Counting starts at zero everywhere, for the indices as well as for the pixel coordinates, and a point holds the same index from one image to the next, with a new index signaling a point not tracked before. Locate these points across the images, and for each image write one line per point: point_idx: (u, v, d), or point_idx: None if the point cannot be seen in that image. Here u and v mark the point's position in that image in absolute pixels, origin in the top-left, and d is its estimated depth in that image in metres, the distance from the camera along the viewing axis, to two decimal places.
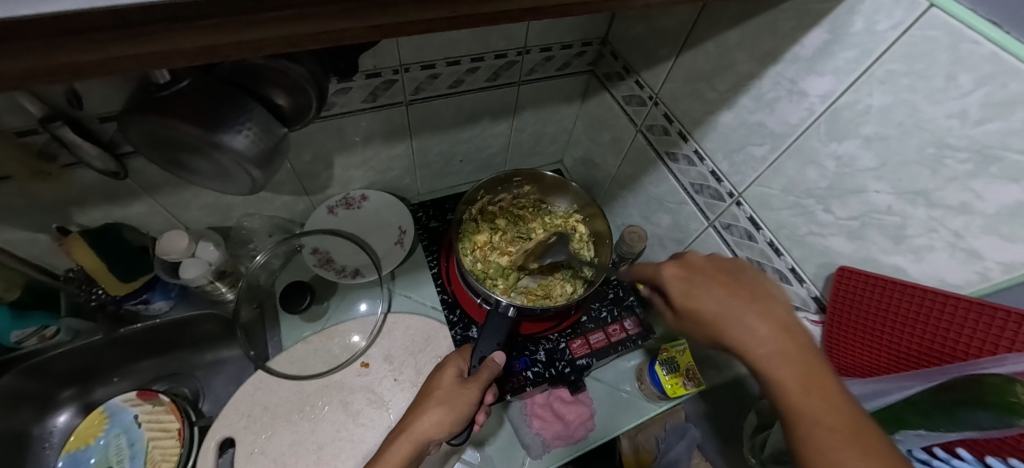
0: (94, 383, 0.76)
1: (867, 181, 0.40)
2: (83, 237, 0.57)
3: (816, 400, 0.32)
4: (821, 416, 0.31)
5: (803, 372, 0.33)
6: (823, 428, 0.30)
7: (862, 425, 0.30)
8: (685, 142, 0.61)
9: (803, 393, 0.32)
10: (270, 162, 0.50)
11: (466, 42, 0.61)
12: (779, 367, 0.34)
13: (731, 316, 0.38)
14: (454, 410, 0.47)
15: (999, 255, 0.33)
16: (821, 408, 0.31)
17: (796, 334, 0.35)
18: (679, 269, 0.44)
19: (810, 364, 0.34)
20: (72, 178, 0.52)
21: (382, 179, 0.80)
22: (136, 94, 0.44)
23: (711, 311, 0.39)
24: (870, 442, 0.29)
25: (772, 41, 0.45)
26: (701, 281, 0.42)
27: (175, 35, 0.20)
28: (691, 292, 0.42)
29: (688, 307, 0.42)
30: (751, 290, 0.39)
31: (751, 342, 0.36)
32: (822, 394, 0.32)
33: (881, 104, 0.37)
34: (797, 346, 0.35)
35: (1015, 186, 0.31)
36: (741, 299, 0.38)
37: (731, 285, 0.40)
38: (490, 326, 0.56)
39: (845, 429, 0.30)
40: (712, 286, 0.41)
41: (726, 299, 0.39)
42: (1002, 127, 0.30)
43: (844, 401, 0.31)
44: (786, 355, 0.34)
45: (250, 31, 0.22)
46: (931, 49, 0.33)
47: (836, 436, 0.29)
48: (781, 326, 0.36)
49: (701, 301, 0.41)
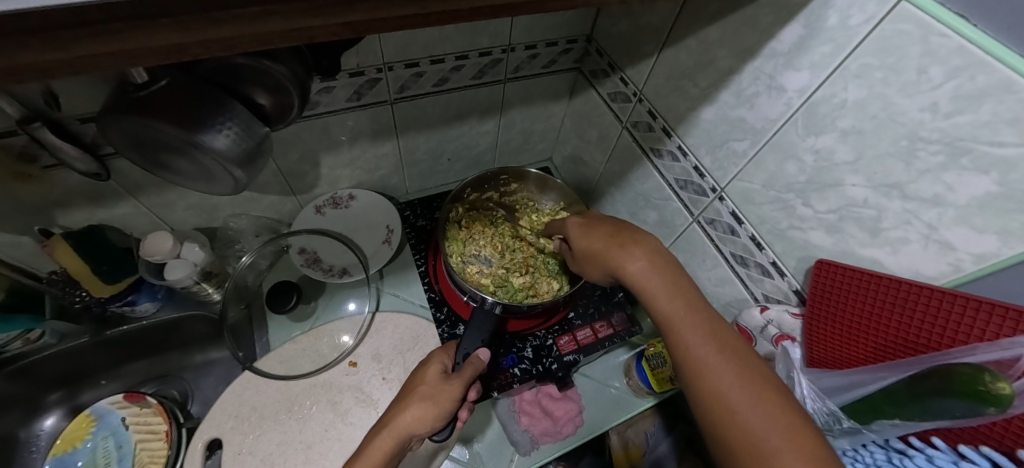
0: (82, 386, 0.75)
1: (844, 174, 0.41)
2: (66, 238, 0.57)
3: (682, 309, 0.40)
4: (686, 321, 0.39)
5: (673, 290, 0.41)
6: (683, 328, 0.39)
7: (711, 322, 0.39)
8: (669, 138, 0.62)
9: (670, 303, 0.40)
10: (251, 162, 0.49)
11: (450, 40, 0.60)
12: (653, 288, 0.42)
13: (620, 257, 0.46)
14: (436, 406, 0.47)
15: (971, 246, 0.33)
16: (687, 314, 0.39)
17: (658, 255, 0.44)
18: (579, 223, 0.53)
19: (678, 283, 0.42)
20: (54, 180, 0.52)
21: (369, 178, 0.80)
22: (114, 94, 0.44)
23: (603, 251, 0.48)
24: (714, 329, 0.38)
25: (751, 36, 0.45)
26: (596, 232, 0.50)
27: (138, 34, 0.20)
28: (589, 238, 0.50)
29: (587, 249, 0.50)
30: (627, 230, 0.47)
31: (624, 260, 0.45)
32: (683, 303, 0.40)
33: (855, 98, 0.37)
34: (668, 271, 0.42)
35: (985, 177, 0.31)
36: (619, 237, 0.47)
37: (616, 231, 0.48)
38: (475, 323, 0.56)
39: (700, 323, 0.39)
40: (603, 233, 0.49)
41: (616, 244, 0.47)
42: (972, 119, 0.30)
43: (701, 304, 0.40)
44: (658, 278, 0.42)
45: (214, 29, 0.22)
46: (902, 42, 0.33)
47: (695, 332, 0.38)
48: (654, 256, 0.44)
49: (597, 245, 0.49)
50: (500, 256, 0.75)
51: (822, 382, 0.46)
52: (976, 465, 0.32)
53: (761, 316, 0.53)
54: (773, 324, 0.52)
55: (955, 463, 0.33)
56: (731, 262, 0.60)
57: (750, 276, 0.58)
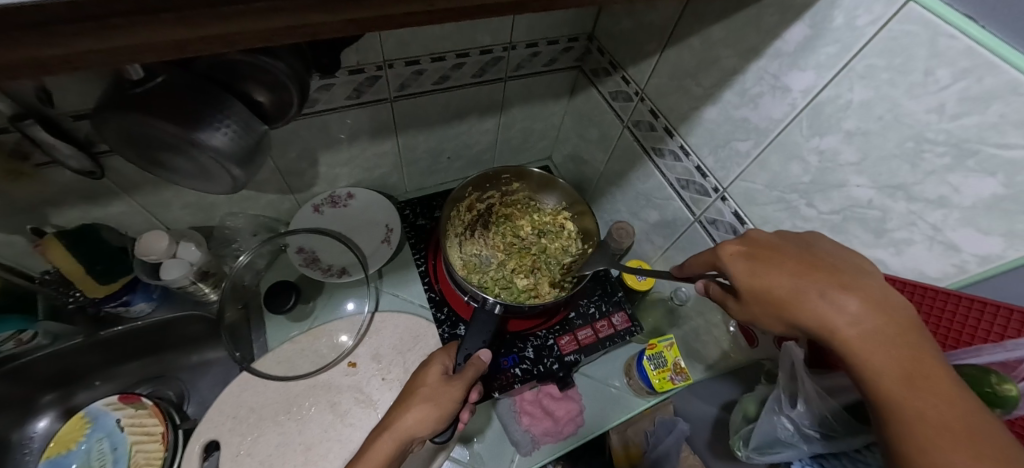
0: (75, 388, 0.74)
1: (848, 175, 0.41)
2: (60, 238, 0.55)
3: (935, 400, 0.26)
4: (940, 415, 0.25)
5: (918, 369, 0.27)
6: (933, 423, 0.25)
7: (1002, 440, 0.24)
8: (671, 138, 0.61)
9: (905, 382, 0.27)
10: (250, 160, 0.49)
11: (451, 37, 0.60)
12: (872, 350, 0.29)
13: (813, 295, 0.31)
14: (438, 407, 0.46)
15: (975, 247, 0.34)
16: (958, 423, 0.25)
17: (891, 312, 0.30)
18: (743, 248, 0.37)
19: (921, 357, 0.28)
20: (46, 178, 0.51)
21: (368, 176, 0.79)
22: (109, 91, 0.43)
23: (785, 292, 0.33)
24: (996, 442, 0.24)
25: (756, 36, 0.45)
26: (774, 261, 0.34)
27: (139, 29, 0.20)
28: (761, 272, 0.34)
29: (756, 288, 0.35)
30: (828, 263, 0.33)
31: (831, 316, 0.31)
32: (928, 386, 0.27)
33: (861, 99, 0.37)
34: (904, 336, 0.29)
35: (991, 179, 0.31)
36: (818, 274, 0.32)
37: (803, 261, 0.33)
38: (477, 324, 0.55)
39: (971, 427, 0.25)
40: (785, 263, 0.34)
41: (806, 277, 0.32)
42: (979, 121, 0.30)
43: (958, 389, 0.26)
44: (878, 336, 0.29)
45: (217, 25, 0.21)
46: (909, 43, 0.33)
47: (973, 451, 0.24)
48: (868, 298, 0.30)
49: (773, 278, 0.34)
50: (500, 257, 0.75)
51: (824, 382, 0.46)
52: None
53: None
54: None
55: None
56: None
57: None
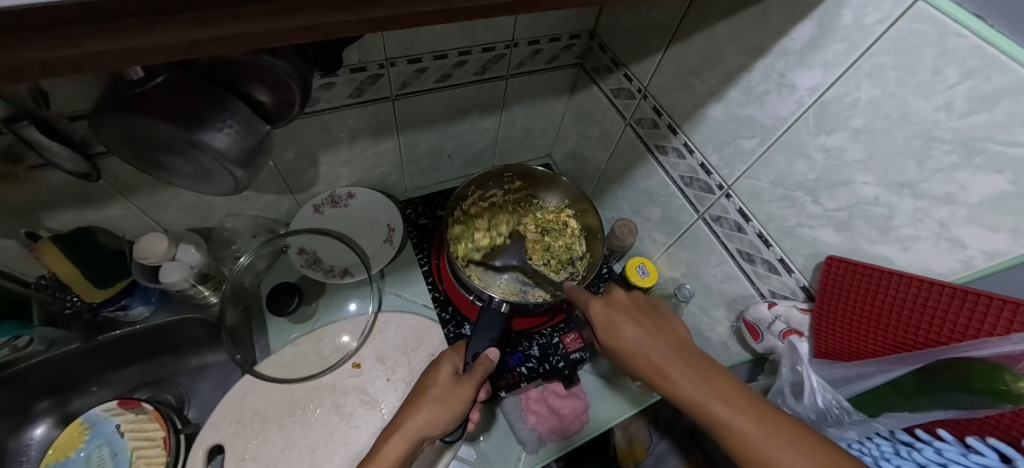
0: (72, 393, 0.72)
1: (855, 173, 0.41)
2: (55, 241, 0.55)
3: (687, 371, 0.40)
4: (693, 382, 0.39)
5: (679, 357, 0.42)
6: (686, 386, 0.39)
7: (724, 380, 0.38)
8: (675, 135, 0.61)
9: (687, 377, 0.40)
10: (252, 161, 0.48)
11: (454, 35, 0.59)
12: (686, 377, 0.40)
13: (638, 344, 0.45)
14: (448, 408, 0.46)
15: (982, 244, 0.34)
16: (696, 378, 0.39)
17: (687, 349, 0.43)
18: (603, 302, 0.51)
19: (680, 348, 0.43)
20: (41, 180, 0.49)
21: (369, 175, 0.79)
22: (107, 92, 0.42)
23: (624, 338, 0.46)
24: (722, 383, 0.38)
25: (762, 34, 0.45)
26: (626, 319, 0.48)
27: (154, 30, 0.19)
28: (610, 324, 0.48)
29: (619, 346, 0.47)
30: (642, 312, 0.48)
31: (660, 363, 0.42)
32: (698, 371, 0.40)
33: (869, 97, 0.38)
34: (670, 340, 0.44)
35: (998, 176, 0.31)
36: (653, 335, 0.45)
37: (646, 323, 0.47)
38: (484, 323, 0.55)
39: (707, 378, 0.39)
40: (623, 318, 0.48)
41: (634, 328, 0.46)
42: (987, 119, 0.31)
43: (747, 396, 0.37)
44: (686, 366, 0.41)
45: (232, 25, 0.21)
46: (918, 42, 0.33)
47: (709, 393, 0.38)
48: (662, 333, 0.45)
49: (622, 330, 0.47)
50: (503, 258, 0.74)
51: (833, 373, 0.46)
52: (985, 456, 0.33)
53: (769, 311, 0.53)
54: (781, 319, 0.52)
55: (962, 455, 0.34)
56: (737, 259, 0.60)
57: (756, 273, 0.58)
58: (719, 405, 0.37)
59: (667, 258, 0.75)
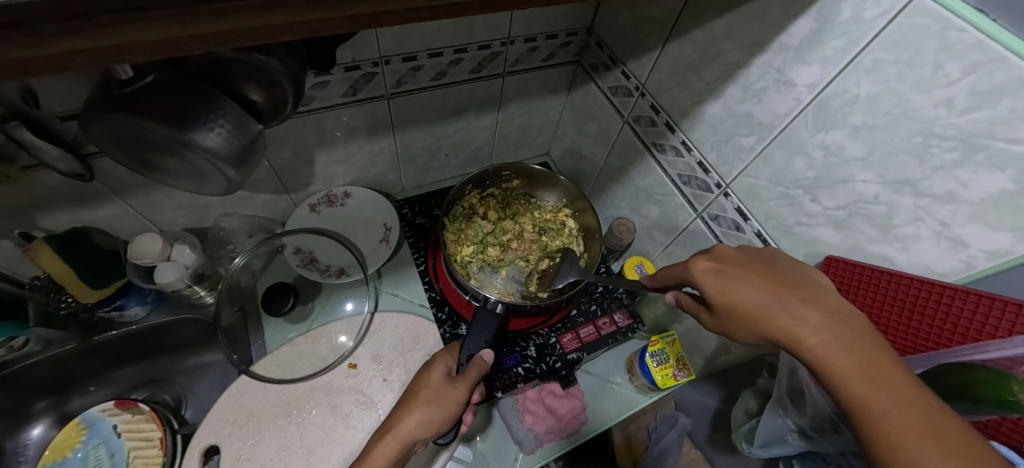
0: (70, 393, 0.72)
1: (854, 171, 0.40)
2: (49, 242, 0.54)
3: (876, 383, 0.28)
4: (891, 402, 0.27)
5: (864, 358, 0.30)
6: (878, 402, 0.28)
7: (942, 420, 0.26)
8: (673, 133, 0.61)
9: (867, 380, 0.29)
10: (244, 160, 0.48)
11: (449, 32, 0.58)
12: (838, 355, 0.31)
13: (781, 311, 0.34)
14: (440, 410, 0.46)
15: (983, 243, 0.33)
16: (893, 399, 0.27)
17: (843, 321, 0.33)
18: (712, 263, 0.40)
19: (863, 345, 0.31)
20: (34, 181, 0.49)
21: (365, 174, 0.78)
22: (96, 90, 0.42)
23: (758, 308, 0.36)
24: (940, 422, 0.26)
25: (760, 30, 0.44)
26: (738, 273, 0.38)
27: (129, 28, 0.19)
28: (732, 287, 0.37)
29: (726, 303, 0.38)
30: (784, 277, 0.37)
31: (799, 329, 0.33)
32: (889, 386, 0.28)
33: (868, 93, 0.37)
34: (850, 333, 0.31)
35: (1000, 174, 0.31)
36: (783, 291, 0.35)
37: (771, 278, 0.37)
38: (479, 323, 0.55)
39: (910, 403, 0.27)
40: (754, 280, 0.37)
41: (773, 293, 0.35)
42: (989, 115, 0.30)
43: (930, 402, 0.27)
44: (838, 345, 0.31)
45: (212, 22, 0.20)
46: (918, 37, 0.32)
47: (918, 425, 0.26)
48: (800, 295, 0.35)
49: (749, 296, 0.36)
50: (500, 258, 0.73)
51: None
52: None
53: None
54: None
55: None
56: None
57: None
58: (931, 453, 0.25)
59: (665, 257, 0.74)
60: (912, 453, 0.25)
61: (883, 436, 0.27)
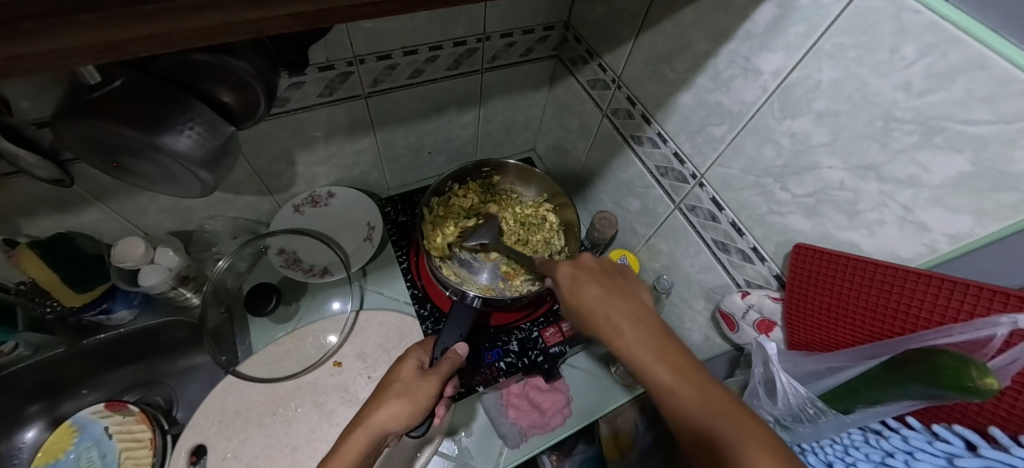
0: (62, 396, 0.73)
1: (821, 157, 0.40)
2: (33, 248, 0.55)
3: (663, 363, 0.35)
4: (664, 372, 0.35)
5: (652, 339, 0.37)
6: (661, 382, 0.34)
7: (698, 373, 0.34)
8: (648, 125, 0.61)
9: (658, 361, 0.35)
10: (218, 162, 0.48)
11: (423, 30, 0.58)
12: (638, 348, 0.37)
13: (606, 313, 0.41)
14: (411, 402, 0.46)
15: (946, 227, 0.33)
16: (666, 368, 0.35)
17: (648, 320, 0.39)
18: (570, 269, 0.47)
19: (658, 335, 0.38)
20: (13, 187, 0.50)
21: (348, 174, 0.78)
22: (67, 96, 0.42)
23: (596, 311, 0.42)
24: (704, 387, 0.33)
25: (726, 17, 0.44)
26: (585, 279, 0.46)
27: (58, 33, 0.19)
28: (577, 292, 0.45)
29: (577, 305, 0.45)
30: (620, 286, 0.44)
31: (616, 328, 0.40)
32: (672, 362, 0.35)
33: (830, 78, 0.37)
34: (652, 326, 0.39)
35: (959, 156, 0.30)
36: (615, 295, 0.43)
37: (609, 285, 0.44)
38: (454, 318, 0.56)
39: (688, 378, 0.34)
40: (593, 286, 0.44)
41: (604, 295, 0.43)
42: (946, 97, 0.30)
43: (696, 371, 0.34)
44: (643, 338, 0.38)
45: (143, 25, 0.20)
46: (875, 20, 0.32)
47: (679, 382, 0.33)
48: (632, 306, 0.41)
49: (586, 298, 0.44)
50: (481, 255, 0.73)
51: (806, 364, 0.45)
52: (951, 444, 0.32)
53: (742, 301, 0.53)
54: (755, 308, 0.52)
55: (930, 443, 0.33)
56: (712, 249, 0.59)
57: (731, 263, 0.57)
58: (695, 410, 0.31)
59: (648, 249, 0.74)
60: (688, 412, 0.32)
61: (665, 393, 0.34)
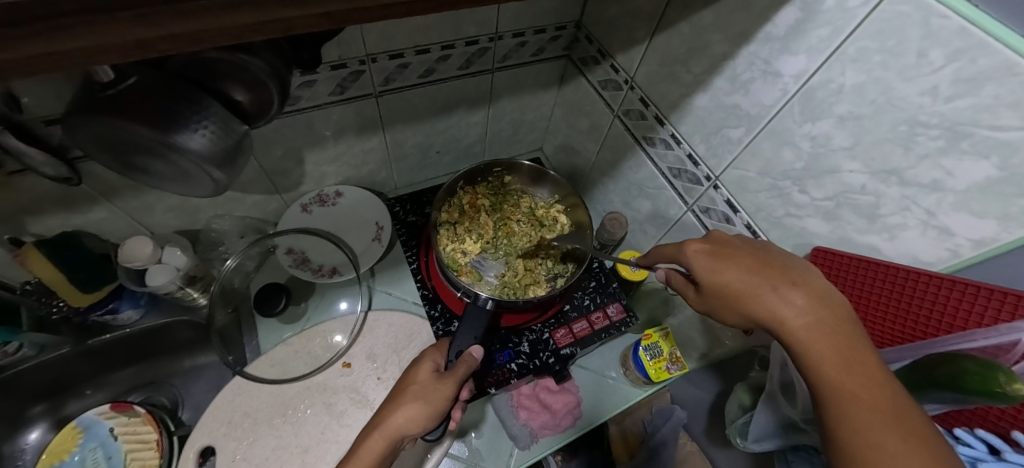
0: (66, 397, 0.72)
1: (841, 161, 0.40)
2: (38, 246, 0.54)
3: (852, 372, 0.30)
4: (842, 370, 0.30)
5: (836, 337, 0.32)
6: (833, 377, 0.31)
7: (896, 397, 0.29)
8: (662, 126, 0.61)
9: (847, 372, 0.30)
10: (230, 161, 0.47)
11: (436, 29, 0.58)
12: (819, 342, 0.32)
13: (763, 290, 0.35)
14: (427, 404, 0.45)
15: (969, 231, 0.33)
16: (859, 380, 0.30)
17: (833, 309, 0.33)
18: (703, 245, 0.41)
19: (844, 331, 0.32)
20: (21, 186, 0.49)
21: (357, 173, 0.78)
22: (79, 94, 0.41)
23: (740, 285, 0.36)
24: (906, 420, 0.27)
25: (746, 20, 0.43)
26: (728, 253, 0.39)
27: (91, 30, 0.18)
28: (716, 268, 0.38)
29: (714, 282, 0.39)
30: (780, 261, 0.37)
31: (784, 311, 0.34)
32: (864, 375, 0.30)
33: (853, 83, 0.37)
34: (834, 317, 0.33)
35: (985, 161, 0.30)
36: (769, 272, 0.36)
37: (760, 260, 0.37)
38: (468, 320, 0.56)
39: (885, 403, 0.28)
40: (741, 257, 0.38)
41: (754, 271, 0.36)
42: (974, 102, 0.30)
43: (900, 398, 0.28)
44: (824, 332, 0.32)
45: (179, 22, 0.20)
46: (902, 25, 0.32)
47: (874, 402, 0.28)
48: (807, 290, 0.34)
49: (728, 274, 0.37)
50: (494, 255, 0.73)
51: None
52: (972, 448, 0.32)
53: None
54: None
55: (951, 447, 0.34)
56: None
57: None
58: (878, 425, 0.28)
59: None
60: (864, 434, 0.28)
61: (849, 415, 0.29)
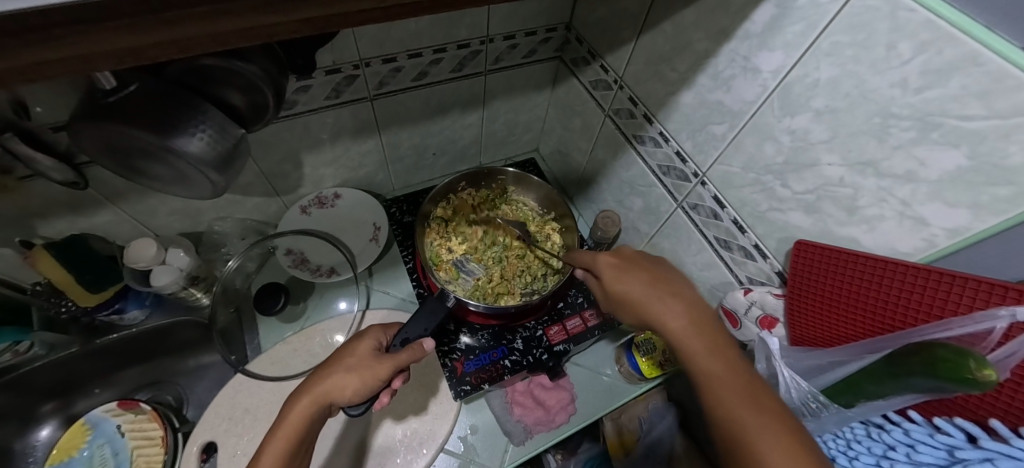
0: (76, 395, 0.75)
1: (820, 154, 0.41)
2: (48, 249, 0.56)
3: (710, 355, 0.39)
4: (706, 360, 0.39)
5: (699, 332, 0.41)
6: (704, 364, 0.39)
7: (742, 369, 0.37)
8: (650, 124, 0.61)
9: (709, 356, 0.39)
10: (229, 164, 0.49)
11: (427, 33, 0.59)
12: (689, 337, 0.41)
13: (653, 299, 0.44)
14: (350, 374, 0.47)
15: (944, 221, 0.33)
16: (718, 360, 0.38)
17: (698, 311, 0.43)
18: (613, 258, 0.50)
19: (706, 327, 0.41)
20: (30, 190, 0.51)
21: (354, 176, 0.80)
22: (83, 101, 0.43)
23: (638, 296, 0.45)
24: (750, 386, 0.36)
25: (726, 17, 0.44)
26: (631, 267, 0.48)
27: (83, 39, 0.20)
28: (623, 278, 0.47)
29: (618, 292, 0.47)
30: (665, 275, 0.47)
31: (665, 316, 0.43)
32: (722, 356, 0.39)
33: (828, 77, 0.37)
34: (697, 316, 0.42)
35: (955, 151, 0.31)
36: (658, 284, 0.45)
37: (651, 274, 0.46)
38: (426, 310, 0.56)
39: (734, 376, 0.37)
40: (637, 273, 0.47)
41: (648, 283, 0.45)
42: (942, 93, 0.30)
43: (746, 373, 0.37)
44: (691, 328, 0.41)
45: (166, 30, 0.21)
46: (872, 19, 0.32)
47: (725, 375, 0.37)
48: (679, 300, 0.44)
49: (626, 285, 0.46)
50: (478, 259, 0.74)
51: (808, 360, 0.46)
52: (951, 436, 0.32)
53: (744, 298, 0.53)
54: (756, 305, 0.52)
55: (930, 436, 0.34)
56: (714, 246, 0.60)
57: (733, 260, 0.57)
58: (731, 399, 0.35)
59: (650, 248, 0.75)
60: (719, 399, 0.36)
61: (710, 388, 0.37)
